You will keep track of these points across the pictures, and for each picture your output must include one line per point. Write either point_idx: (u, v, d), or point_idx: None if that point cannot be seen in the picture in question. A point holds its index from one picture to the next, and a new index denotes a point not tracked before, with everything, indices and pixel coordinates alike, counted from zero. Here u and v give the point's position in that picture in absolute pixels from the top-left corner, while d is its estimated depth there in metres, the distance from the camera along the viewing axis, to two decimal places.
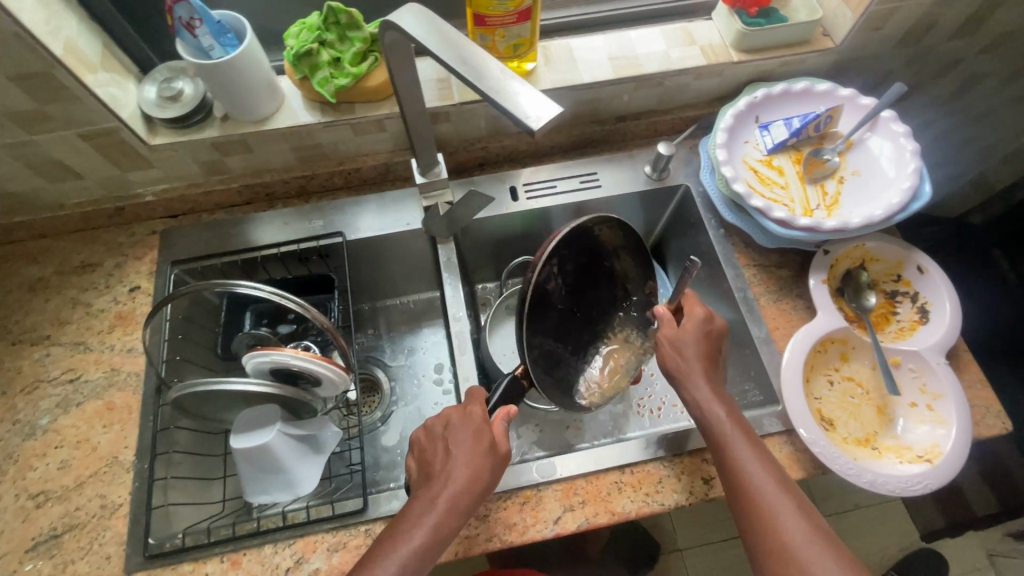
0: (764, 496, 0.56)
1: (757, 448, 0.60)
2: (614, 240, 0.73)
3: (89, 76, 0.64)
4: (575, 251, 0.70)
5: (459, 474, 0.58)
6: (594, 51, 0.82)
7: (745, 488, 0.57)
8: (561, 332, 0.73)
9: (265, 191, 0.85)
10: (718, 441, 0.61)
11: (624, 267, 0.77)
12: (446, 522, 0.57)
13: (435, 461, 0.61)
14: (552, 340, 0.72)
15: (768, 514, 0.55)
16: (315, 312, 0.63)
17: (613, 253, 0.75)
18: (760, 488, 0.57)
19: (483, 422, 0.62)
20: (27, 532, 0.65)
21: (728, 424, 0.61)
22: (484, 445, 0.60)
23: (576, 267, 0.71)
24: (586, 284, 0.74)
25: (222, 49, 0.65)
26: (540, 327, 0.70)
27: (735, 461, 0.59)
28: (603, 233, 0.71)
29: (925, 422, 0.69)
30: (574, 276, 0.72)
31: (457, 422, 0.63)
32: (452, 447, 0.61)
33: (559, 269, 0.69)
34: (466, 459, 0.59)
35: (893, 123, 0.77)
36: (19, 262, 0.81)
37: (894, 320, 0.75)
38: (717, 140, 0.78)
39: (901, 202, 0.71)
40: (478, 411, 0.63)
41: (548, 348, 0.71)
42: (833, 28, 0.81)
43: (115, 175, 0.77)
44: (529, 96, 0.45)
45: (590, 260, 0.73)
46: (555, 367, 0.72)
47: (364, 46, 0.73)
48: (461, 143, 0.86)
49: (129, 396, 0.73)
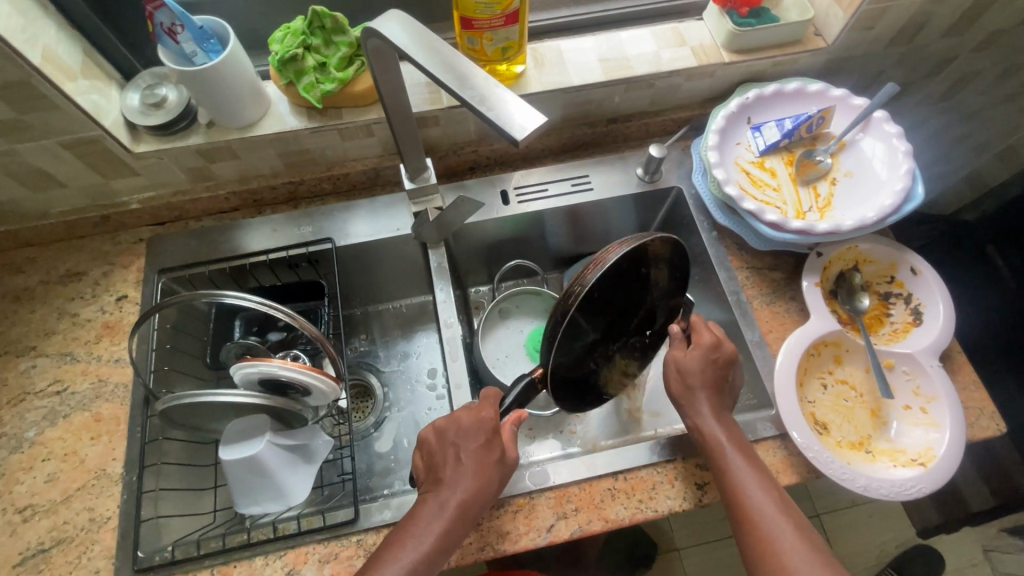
0: (767, 523, 0.57)
1: (762, 476, 0.60)
2: (658, 250, 0.66)
3: (70, 84, 0.63)
4: (623, 264, 0.64)
5: (467, 485, 0.58)
6: (584, 53, 0.81)
7: (743, 507, 0.58)
8: (591, 345, 0.69)
9: (253, 197, 0.84)
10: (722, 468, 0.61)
11: (656, 277, 0.70)
12: (455, 529, 0.57)
13: (444, 467, 0.60)
14: (583, 351, 0.69)
15: (772, 542, 0.56)
16: (303, 321, 0.62)
17: (652, 262, 0.67)
18: (758, 507, 0.58)
19: (495, 429, 0.61)
20: (14, 546, 0.64)
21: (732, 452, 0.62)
22: (495, 456, 0.60)
23: (618, 282, 0.65)
24: (621, 300, 0.68)
25: (205, 55, 0.64)
26: (573, 341, 0.65)
27: (739, 488, 0.59)
28: (653, 244, 0.64)
29: (919, 426, 0.68)
30: (615, 292, 0.66)
31: (467, 427, 0.61)
32: (462, 455, 0.60)
33: (606, 286, 0.64)
34: (477, 469, 0.59)
35: (886, 124, 0.76)
36: (4, 272, 0.80)
37: (888, 322, 0.75)
38: (708, 142, 0.77)
39: (894, 203, 0.71)
40: (491, 417, 0.62)
41: (574, 357, 0.68)
42: (824, 27, 0.81)
43: (99, 183, 0.76)
44: (513, 105, 0.44)
45: (631, 271, 0.66)
46: (573, 376, 0.69)
47: (350, 51, 0.72)
48: (451, 147, 0.85)
49: (117, 407, 0.72)
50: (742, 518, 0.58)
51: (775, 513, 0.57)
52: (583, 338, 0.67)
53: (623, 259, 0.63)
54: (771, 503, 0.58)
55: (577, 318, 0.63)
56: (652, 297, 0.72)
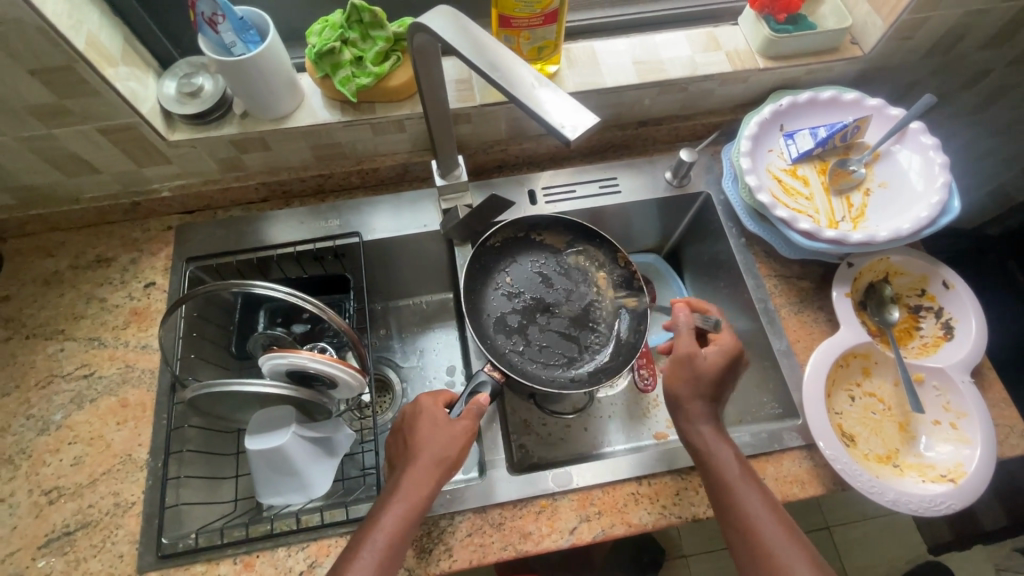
0: (772, 546, 0.56)
1: (763, 494, 0.59)
2: (566, 242, 0.84)
3: (110, 70, 0.63)
4: (529, 264, 0.83)
5: (427, 451, 0.61)
6: (618, 55, 0.81)
7: (746, 518, 0.58)
8: (528, 331, 0.79)
9: (282, 189, 0.84)
10: (725, 490, 0.60)
11: (582, 259, 0.83)
12: (417, 509, 0.58)
13: (399, 454, 0.63)
14: (522, 340, 0.78)
15: (769, 554, 0.55)
16: (331, 312, 0.62)
17: (570, 252, 0.83)
18: (760, 520, 0.57)
19: (430, 405, 0.65)
20: (39, 528, 0.65)
21: (735, 470, 0.60)
22: (445, 420, 0.63)
23: (532, 276, 0.82)
24: (560, 290, 0.82)
25: (244, 46, 0.64)
26: (510, 337, 0.78)
27: (743, 508, 0.58)
28: (551, 240, 0.84)
29: (948, 441, 0.68)
30: (520, 280, 0.82)
31: (411, 412, 0.65)
32: (411, 435, 0.63)
33: (490, 287, 0.81)
34: (432, 437, 0.62)
35: (922, 135, 0.75)
36: (33, 255, 0.81)
37: (917, 335, 0.74)
38: (741, 148, 0.77)
39: (929, 216, 0.70)
40: (428, 400, 0.65)
41: (535, 349, 0.78)
42: (862, 36, 0.80)
43: (132, 170, 0.76)
44: (561, 104, 0.44)
45: (544, 261, 0.83)
46: (554, 360, 0.78)
47: (386, 46, 0.72)
48: (480, 145, 0.85)
49: (143, 393, 0.72)
50: (743, 545, 0.57)
51: (780, 536, 0.56)
52: (516, 324, 0.79)
53: (512, 259, 0.83)
54: (776, 526, 0.57)
55: (488, 316, 0.79)
56: (602, 274, 0.82)
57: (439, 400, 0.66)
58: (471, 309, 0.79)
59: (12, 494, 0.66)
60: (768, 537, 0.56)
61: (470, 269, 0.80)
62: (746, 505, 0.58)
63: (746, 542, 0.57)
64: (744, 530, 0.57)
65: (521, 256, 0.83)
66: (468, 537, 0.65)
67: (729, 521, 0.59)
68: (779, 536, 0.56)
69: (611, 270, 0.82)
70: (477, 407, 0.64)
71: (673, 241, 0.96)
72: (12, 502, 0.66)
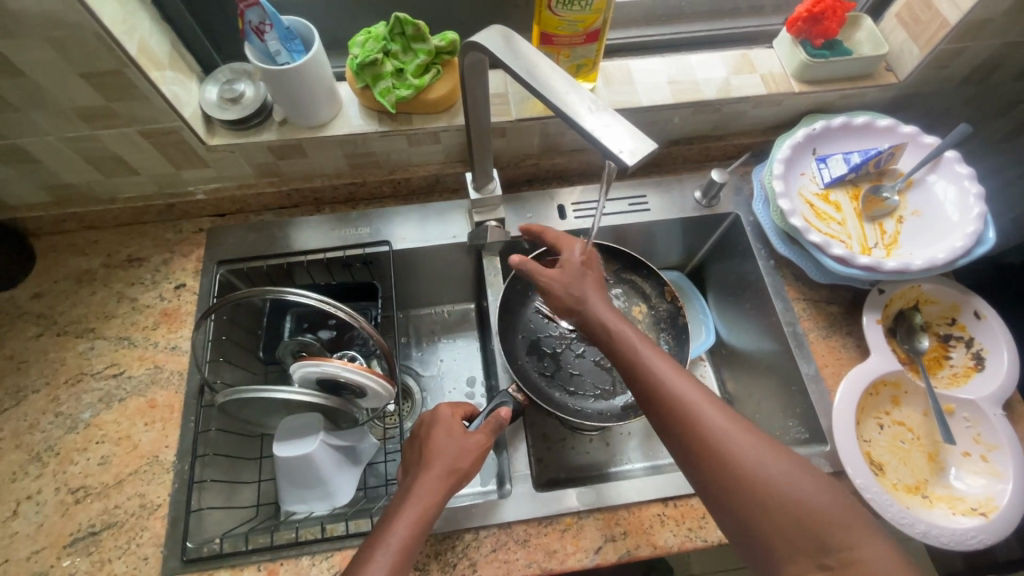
0: (703, 423, 0.51)
1: (694, 387, 0.54)
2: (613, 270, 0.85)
3: (157, 74, 0.64)
4: None
5: (440, 459, 0.58)
6: (654, 74, 0.81)
7: (670, 404, 0.53)
8: (562, 357, 0.81)
9: (313, 196, 0.85)
10: (657, 394, 0.54)
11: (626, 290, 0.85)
12: (428, 517, 0.55)
13: (412, 462, 0.60)
14: (554, 364, 0.81)
15: (703, 434, 0.51)
16: (362, 320, 0.61)
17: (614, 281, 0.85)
18: (683, 398, 0.53)
19: (448, 416, 0.63)
20: (66, 527, 0.65)
21: (658, 364, 0.55)
22: (460, 431, 0.61)
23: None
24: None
25: (288, 55, 0.65)
26: (542, 361, 0.81)
27: (662, 393, 0.54)
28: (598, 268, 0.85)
29: (979, 474, 0.67)
30: None
31: (427, 422, 0.63)
32: (424, 444, 0.60)
33: (531, 307, 0.84)
34: (444, 446, 0.59)
35: (957, 165, 0.75)
36: (67, 253, 0.81)
37: (947, 364, 0.74)
38: (774, 171, 0.77)
39: (964, 246, 0.70)
40: (446, 410, 0.64)
41: (566, 376, 0.80)
42: (897, 63, 0.80)
43: (169, 173, 0.77)
44: (617, 129, 0.44)
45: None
46: (585, 391, 0.79)
47: (428, 59, 0.72)
48: (512, 158, 0.86)
49: (171, 394, 0.73)
50: (692, 453, 0.51)
51: (730, 432, 0.51)
52: (550, 349, 0.82)
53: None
54: (721, 421, 0.52)
55: (524, 336, 0.82)
56: (645, 305, 0.84)
57: (457, 411, 0.65)
58: (508, 326, 0.81)
59: (38, 492, 0.66)
60: (716, 433, 0.51)
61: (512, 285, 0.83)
62: (685, 404, 0.53)
63: (694, 450, 0.51)
64: (673, 418, 0.53)
65: None
66: (492, 553, 0.65)
67: (668, 426, 0.53)
68: (728, 430, 0.51)
69: (656, 303, 0.84)
70: (496, 421, 0.64)
71: (698, 259, 0.96)
72: (39, 500, 0.66)
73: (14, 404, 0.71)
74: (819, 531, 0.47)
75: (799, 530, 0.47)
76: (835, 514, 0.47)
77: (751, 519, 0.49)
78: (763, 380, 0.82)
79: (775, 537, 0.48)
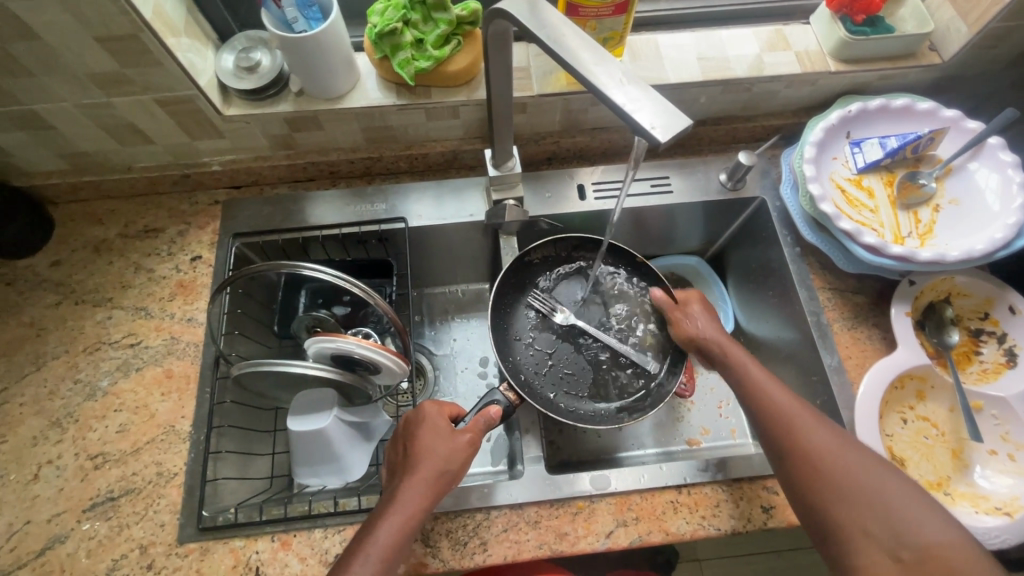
0: (794, 420, 0.59)
1: (812, 412, 0.60)
2: (609, 266, 0.83)
3: (173, 40, 0.62)
4: (567, 285, 0.83)
5: (426, 461, 0.58)
6: (682, 50, 0.78)
7: (766, 401, 0.61)
8: (556, 356, 0.79)
9: (329, 169, 0.83)
10: (768, 406, 0.61)
11: (620, 285, 0.82)
12: (413, 524, 0.55)
13: (399, 462, 0.60)
14: (547, 361, 0.78)
15: (792, 428, 0.59)
16: (377, 297, 0.59)
17: (615, 276, 0.83)
18: (776, 397, 0.61)
19: (436, 415, 0.62)
20: (86, 492, 0.66)
21: (774, 388, 0.62)
22: (446, 429, 0.61)
23: (568, 300, 0.82)
24: (596, 318, 0.81)
25: (305, 23, 0.64)
26: (536, 359, 0.79)
27: (760, 391, 0.63)
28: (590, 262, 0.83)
29: (1005, 473, 0.66)
30: (555, 298, 0.82)
31: (413, 419, 0.63)
32: (412, 442, 0.60)
33: (525, 304, 0.81)
34: (432, 447, 0.59)
35: (1001, 152, 0.71)
36: (84, 222, 0.81)
37: (977, 360, 0.71)
38: (806, 154, 0.74)
39: (1004, 237, 0.66)
40: (432, 408, 0.63)
41: (558, 375, 0.78)
42: (942, 42, 0.75)
43: (185, 143, 0.76)
44: (650, 102, 0.42)
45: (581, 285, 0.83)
46: (579, 391, 0.77)
47: (448, 29, 0.70)
48: (533, 135, 0.83)
49: (187, 365, 0.73)
50: (789, 454, 0.58)
51: (844, 452, 0.57)
52: (545, 346, 0.80)
53: (550, 275, 0.83)
54: (829, 437, 0.58)
55: (521, 330, 0.80)
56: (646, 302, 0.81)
57: (443, 409, 0.63)
58: (504, 321, 0.80)
59: (59, 457, 0.68)
60: (802, 430, 0.59)
61: (508, 281, 0.81)
62: (792, 413, 0.60)
63: (797, 457, 0.58)
64: (765, 412, 0.61)
65: (559, 274, 0.83)
66: (502, 533, 0.65)
67: (762, 420, 0.61)
68: (832, 442, 0.58)
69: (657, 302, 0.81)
70: (485, 419, 0.63)
71: (719, 245, 0.93)
72: (59, 464, 0.67)
73: (34, 369, 0.72)
74: (893, 519, 0.53)
75: (876, 519, 0.53)
76: (926, 522, 0.53)
77: (830, 506, 0.55)
78: (784, 368, 0.80)
79: (861, 534, 0.53)
